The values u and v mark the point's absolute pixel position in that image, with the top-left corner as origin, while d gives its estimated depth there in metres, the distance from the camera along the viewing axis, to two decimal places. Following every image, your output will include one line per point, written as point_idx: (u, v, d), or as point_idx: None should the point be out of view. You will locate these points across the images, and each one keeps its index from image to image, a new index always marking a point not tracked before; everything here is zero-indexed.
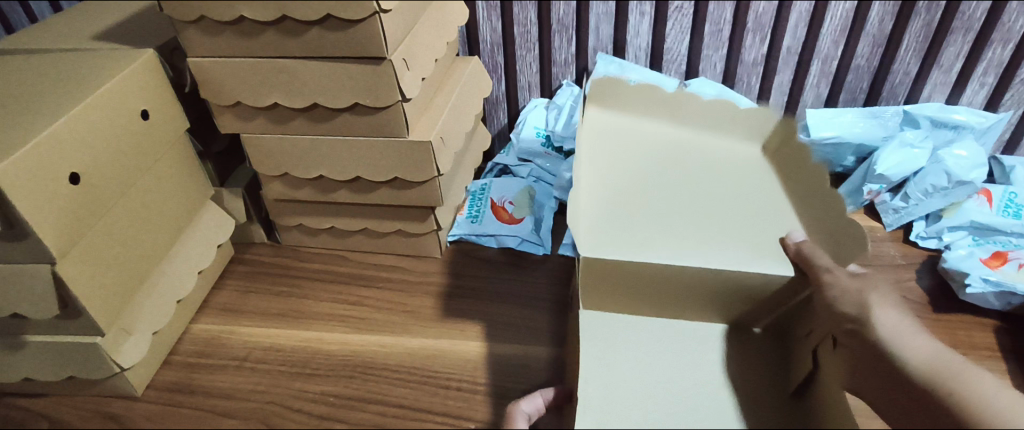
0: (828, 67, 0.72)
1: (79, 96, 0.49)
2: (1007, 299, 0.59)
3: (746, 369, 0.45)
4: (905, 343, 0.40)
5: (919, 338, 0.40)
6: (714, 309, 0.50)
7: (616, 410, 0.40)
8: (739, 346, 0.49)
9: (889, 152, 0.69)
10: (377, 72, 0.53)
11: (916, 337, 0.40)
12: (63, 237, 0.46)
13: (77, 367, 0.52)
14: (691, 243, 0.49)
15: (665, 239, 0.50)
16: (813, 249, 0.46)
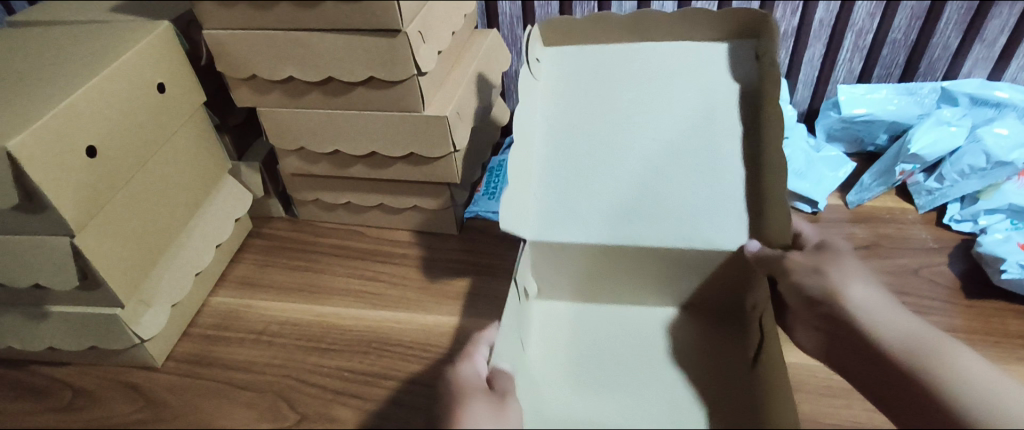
0: (862, 41, 0.69)
1: (94, 68, 0.49)
2: None
3: (694, 353, 0.54)
4: (883, 318, 0.48)
5: (897, 311, 0.49)
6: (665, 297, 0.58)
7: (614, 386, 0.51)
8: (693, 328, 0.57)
9: (925, 130, 0.66)
10: (393, 45, 0.52)
11: (890, 311, 0.49)
12: (81, 210, 0.47)
13: (99, 337, 0.53)
14: (634, 220, 0.55)
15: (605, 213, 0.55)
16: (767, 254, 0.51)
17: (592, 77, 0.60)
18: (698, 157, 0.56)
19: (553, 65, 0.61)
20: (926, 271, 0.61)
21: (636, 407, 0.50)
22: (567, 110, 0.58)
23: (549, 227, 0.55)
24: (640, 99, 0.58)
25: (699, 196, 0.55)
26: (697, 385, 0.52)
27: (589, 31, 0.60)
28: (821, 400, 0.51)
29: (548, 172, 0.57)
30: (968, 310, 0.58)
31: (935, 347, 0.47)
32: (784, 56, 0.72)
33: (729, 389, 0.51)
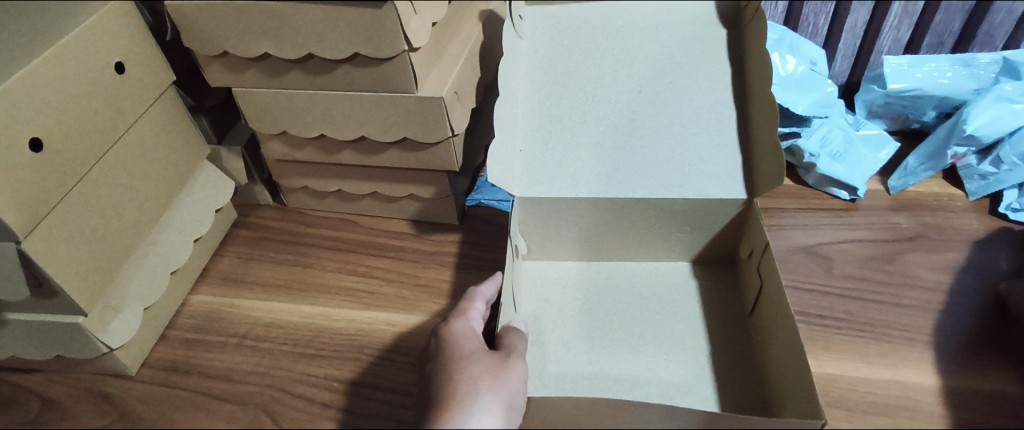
0: (913, 6, 0.61)
1: (38, 47, 0.43)
2: None
3: (714, 311, 0.56)
4: None
5: None
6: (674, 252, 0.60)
7: (632, 340, 0.53)
8: (704, 277, 0.59)
9: (981, 107, 0.58)
10: (379, 16, 0.45)
11: None
12: (26, 212, 0.41)
13: (64, 347, 0.48)
14: (623, 175, 0.55)
15: (597, 168, 0.55)
16: None
17: (579, 33, 0.60)
18: (689, 113, 0.56)
19: (535, 30, 0.61)
20: (981, 268, 0.55)
21: (638, 339, 0.53)
22: (553, 66, 0.59)
23: (537, 183, 0.55)
24: (629, 56, 0.59)
25: (691, 151, 0.55)
26: (694, 322, 0.55)
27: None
28: (865, 419, 0.45)
29: (535, 127, 0.57)
30: None
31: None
32: (822, 22, 0.65)
33: (727, 327, 0.54)
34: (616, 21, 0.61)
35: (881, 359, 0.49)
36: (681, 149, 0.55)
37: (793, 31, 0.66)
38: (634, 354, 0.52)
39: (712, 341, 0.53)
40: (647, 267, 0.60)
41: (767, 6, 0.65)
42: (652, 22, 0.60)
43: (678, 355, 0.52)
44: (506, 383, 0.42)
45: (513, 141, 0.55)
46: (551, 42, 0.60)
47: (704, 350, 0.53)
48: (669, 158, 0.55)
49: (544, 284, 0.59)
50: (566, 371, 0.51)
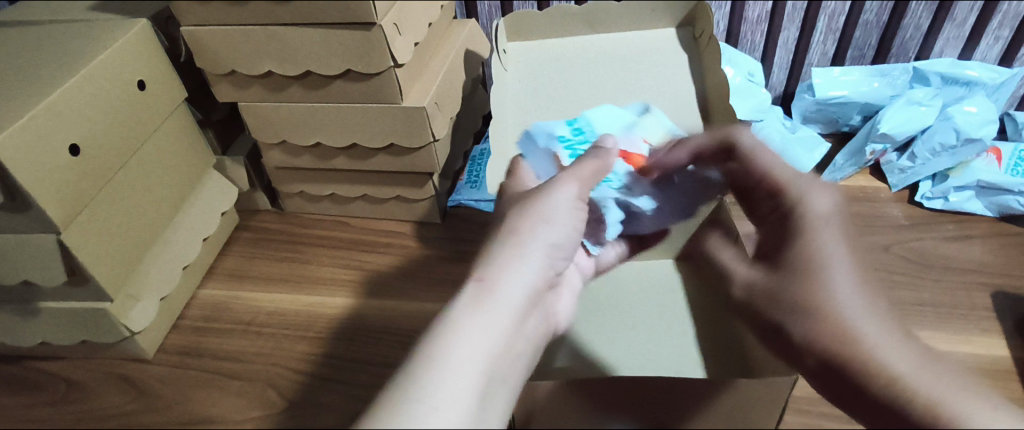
0: (835, 23, 0.70)
1: (74, 67, 0.50)
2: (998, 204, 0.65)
3: (699, 306, 0.59)
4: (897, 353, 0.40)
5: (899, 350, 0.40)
6: (656, 252, 0.63)
7: (623, 341, 0.57)
8: (687, 274, 0.62)
9: (896, 111, 0.67)
10: (368, 38, 0.53)
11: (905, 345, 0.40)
12: (66, 209, 0.48)
13: (89, 332, 0.54)
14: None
15: None
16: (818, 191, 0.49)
17: (558, 63, 0.66)
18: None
19: (516, 57, 0.67)
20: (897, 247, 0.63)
21: (628, 331, 0.57)
22: (537, 94, 0.65)
23: None
24: (607, 83, 0.64)
25: None
26: (677, 314, 0.59)
27: (545, 25, 0.66)
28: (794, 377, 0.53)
29: None
30: (937, 284, 0.59)
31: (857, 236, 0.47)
32: (759, 39, 0.74)
33: (707, 316, 0.58)
34: (592, 52, 0.66)
35: None
36: None
37: (735, 46, 0.75)
38: (622, 346, 0.56)
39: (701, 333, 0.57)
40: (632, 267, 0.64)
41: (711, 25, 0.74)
42: (624, 53, 0.66)
43: (665, 345, 0.56)
44: (529, 279, 0.41)
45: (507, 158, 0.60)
46: (534, 74, 0.66)
47: (688, 339, 0.57)
48: None
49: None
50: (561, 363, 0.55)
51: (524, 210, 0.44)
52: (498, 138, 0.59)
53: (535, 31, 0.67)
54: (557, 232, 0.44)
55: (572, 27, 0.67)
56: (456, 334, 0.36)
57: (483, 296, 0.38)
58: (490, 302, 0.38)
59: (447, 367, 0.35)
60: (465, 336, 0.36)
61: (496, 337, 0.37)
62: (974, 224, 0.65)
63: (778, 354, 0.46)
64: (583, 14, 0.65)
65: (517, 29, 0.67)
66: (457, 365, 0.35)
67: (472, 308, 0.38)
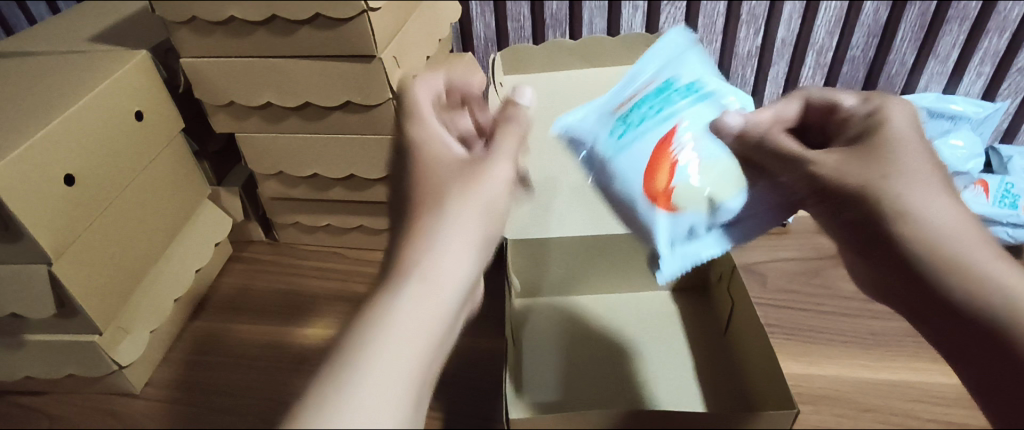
0: (823, 59, 0.72)
1: (72, 98, 0.50)
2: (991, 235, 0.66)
3: (696, 337, 0.59)
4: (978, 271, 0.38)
5: (974, 242, 0.39)
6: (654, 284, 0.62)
7: (620, 377, 0.55)
8: (685, 303, 0.62)
9: None
10: (368, 70, 0.53)
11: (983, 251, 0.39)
12: (58, 239, 0.47)
13: (77, 364, 0.53)
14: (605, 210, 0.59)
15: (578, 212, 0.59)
16: (885, 113, 0.41)
17: (552, 97, 0.67)
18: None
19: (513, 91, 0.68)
20: None
21: (626, 365, 0.56)
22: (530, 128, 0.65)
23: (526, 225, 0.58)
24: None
25: None
26: (677, 347, 0.58)
27: (541, 58, 0.68)
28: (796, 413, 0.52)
29: None
30: None
31: (970, 245, 0.39)
32: (750, 73, 0.75)
33: (707, 348, 0.58)
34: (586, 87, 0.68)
35: (807, 357, 0.56)
36: None
37: (727, 80, 0.76)
38: (616, 382, 0.55)
39: (699, 363, 0.56)
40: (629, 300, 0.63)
41: None
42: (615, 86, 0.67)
43: (662, 377, 0.55)
44: (471, 234, 0.32)
45: None
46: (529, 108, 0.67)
47: (688, 371, 0.56)
48: None
49: (529, 313, 0.62)
50: (552, 397, 0.54)
51: (456, 167, 0.35)
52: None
53: (532, 66, 0.69)
54: (493, 200, 0.34)
55: (565, 61, 0.68)
56: (374, 363, 0.27)
57: (417, 292, 0.30)
58: (415, 310, 0.29)
59: (368, 383, 0.27)
60: (387, 366, 0.27)
61: (428, 329, 0.29)
62: None
63: (780, 385, 0.45)
64: (576, 50, 0.67)
65: (513, 64, 0.69)
66: (388, 386, 0.27)
67: (410, 303, 0.29)
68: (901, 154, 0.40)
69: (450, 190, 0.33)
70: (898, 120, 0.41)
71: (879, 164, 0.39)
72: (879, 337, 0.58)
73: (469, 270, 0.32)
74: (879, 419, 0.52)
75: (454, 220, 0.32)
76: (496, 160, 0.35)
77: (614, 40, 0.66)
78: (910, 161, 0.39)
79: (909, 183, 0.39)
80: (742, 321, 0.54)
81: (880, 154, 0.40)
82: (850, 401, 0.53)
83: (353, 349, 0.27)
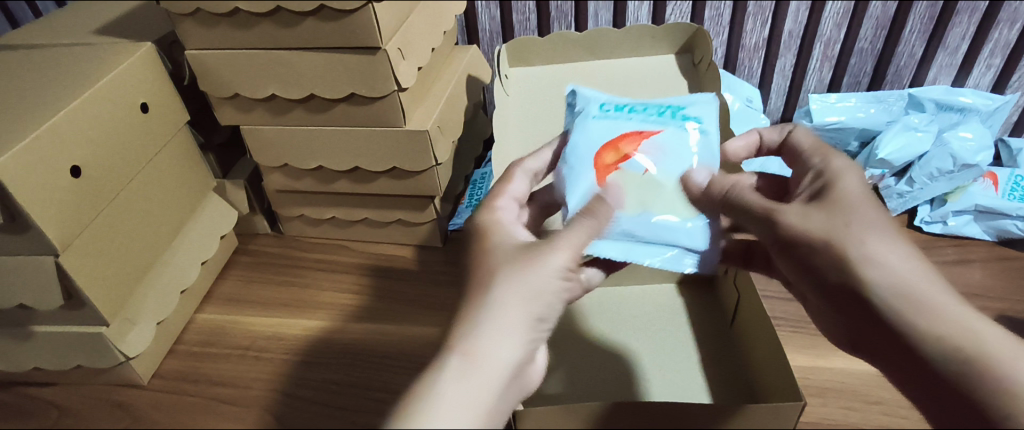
0: (830, 51, 0.72)
1: (78, 90, 0.50)
2: (1000, 228, 0.65)
3: (704, 329, 0.58)
4: (937, 314, 0.40)
5: (936, 289, 0.41)
6: (660, 277, 0.62)
7: (626, 370, 0.55)
8: (692, 295, 0.62)
9: (893, 135, 0.68)
10: (373, 62, 0.53)
11: (943, 296, 0.41)
12: (65, 230, 0.47)
13: (83, 356, 0.53)
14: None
15: None
16: (840, 171, 0.43)
17: (558, 90, 0.67)
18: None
19: (517, 84, 0.68)
20: None
21: (633, 358, 0.56)
22: (537, 123, 0.65)
23: None
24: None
25: None
26: (684, 340, 0.57)
27: (546, 51, 0.67)
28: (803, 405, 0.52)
29: None
30: None
31: (932, 291, 0.41)
32: (757, 65, 0.75)
33: (714, 340, 0.57)
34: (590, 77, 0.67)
35: (814, 349, 0.56)
36: None
37: (733, 72, 0.76)
38: (621, 375, 0.55)
39: (706, 357, 0.56)
40: (635, 293, 0.63)
41: None
42: (622, 80, 0.66)
43: (668, 371, 0.55)
44: (523, 318, 0.37)
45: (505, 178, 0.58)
46: (535, 103, 0.66)
47: (694, 365, 0.55)
48: None
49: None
50: (558, 392, 0.54)
51: (509, 254, 0.39)
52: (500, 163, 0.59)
53: (536, 59, 0.68)
54: (545, 284, 0.38)
55: (570, 54, 0.68)
56: (434, 410, 0.33)
57: (466, 370, 0.35)
58: (463, 381, 0.35)
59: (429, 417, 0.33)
60: None
61: (482, 398, 0.35)
62: (975, 249, 0.65)
63: (786, 378, 0.45)
64: (582, 42, 0.67)
65: (517, 57, 0.68)
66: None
67: (458, 381, 0.34)
68: (867, 213, 0.41)
69: (499, 282, 0.38)
70: (850, 179, 0.42)
71: (841, 214, 0.41)
72: None
73: (516, 351, 0.36)
74: (885, 411, 0.51)
75: (507, 307, 0.37)
76: (550, 251, 0.39)
77: (620, 33, 0.65)
78: (864, 220, 0.41)
79: (869, 240, 0.41)
80: (747, 313, 0.54)
81: (850, 212, 0.41)
82: (857, 394, 0.53)
83: (416, 401, 0.34)
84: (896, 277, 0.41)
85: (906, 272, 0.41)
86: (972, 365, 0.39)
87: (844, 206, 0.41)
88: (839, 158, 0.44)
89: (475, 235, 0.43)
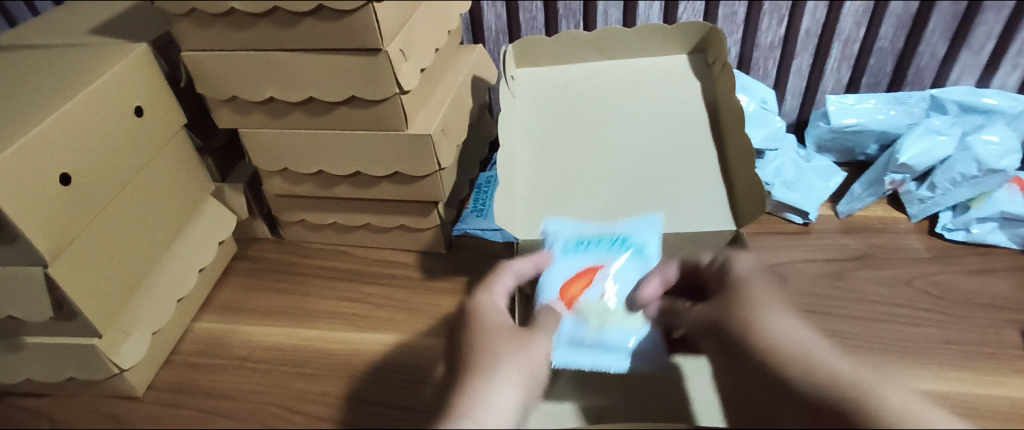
0: (849, 51, 0.69)
1: (68, 94, 0.49)
2: None
3: None
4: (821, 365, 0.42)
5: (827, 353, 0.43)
6: None
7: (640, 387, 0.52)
8: None
9: (913, 140, 0.65)
10: (374, 64, 0.51)
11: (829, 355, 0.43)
12: (54, 240, 0.46)
13: (75, 368, 0.52)
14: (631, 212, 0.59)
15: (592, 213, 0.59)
16: (737, 255, 0.52)
17: (567, 91, 0.64)
18: (672, 161, 0.60)
19: (524, 84, 0.65)
20: (917, 283, 0.60)
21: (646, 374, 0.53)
22: (546, 124, 0.63)
23: (540, 230, 0.59)
24: (618, 112, 0.62)
25: (680, 187, 0.59)
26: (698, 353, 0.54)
27: (553, 50, 0.64)
28: None
29: (530, 176, 0.60)
30: (964, 322, 0.57)
31: (819, 352, 0.43)
32: (772, 65, 0.72)
33: None
34: (599, 76, 0.65)
35: None
36: (666, 190, 0.59)
37: (747, 72, 0.73)
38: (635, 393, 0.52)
39: None
40: None
41: None
42: (637, 80, 0.64)
43: (673, 389, 0.52)
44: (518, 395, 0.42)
45: (514, 191, 0.59)
46: (543, 103, 0.64)
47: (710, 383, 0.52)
48: (660, 195, 0.59)
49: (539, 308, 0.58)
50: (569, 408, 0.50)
51: (506, 336, 0.45)
52: (507, 170, 0.58)
53: (543, 58, 0.65)
54: (536, 365, 0.45)
55: (578, 53, 0.65)
56: None
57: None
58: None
59: None
60: None
61: None
62: (998, 258, 0.63)
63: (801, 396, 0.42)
64: (591, 41, 0.64)
65: (523, 57, 0.65)
66: None
67: None
68: (759, 295, 0.48)
69: (499, 365, 0.42)
70: (743, 269, 0.51)
71: (723, 295, 0.50)
72: (909, 344, 0.55)
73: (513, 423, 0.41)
74: None
75: (507, 383, 0.42)
76: (537, 341, 0.47)
77: (630, 32, 0.63)
78: (760, 294, 0.48)
79: (767, 317, 0.47)
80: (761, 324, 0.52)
81: (722, 289, 0.51)
82: None
83: None
84: (792, 342, 0.45)
85: (806, 344, 0.44)
86: (853, 405, 0.39)
87: (723, 289, 0.51)
88: (744, 256, 0.52)
89: (470, 317, 0.47)
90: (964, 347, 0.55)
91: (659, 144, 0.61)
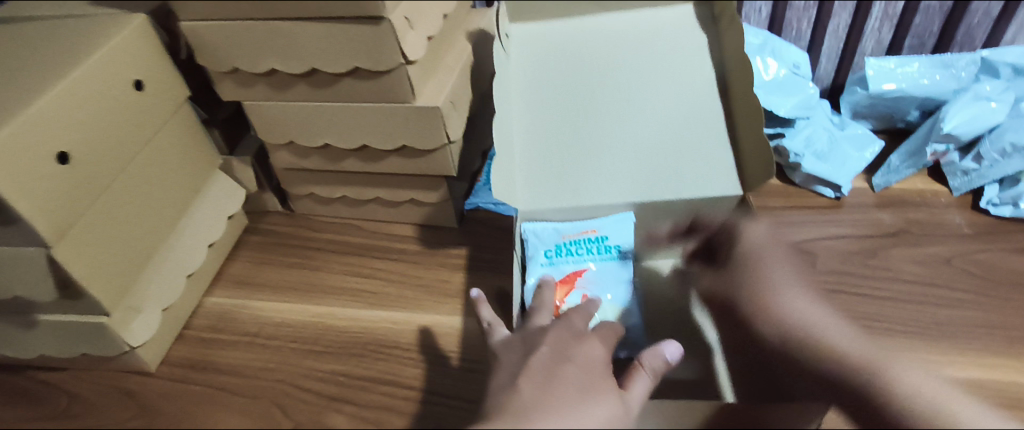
0: (892, 9, 0.64)
1: (64, 69, 0.47)
2: None
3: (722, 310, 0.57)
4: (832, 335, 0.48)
5: (823, 317, 0.50)
6: None
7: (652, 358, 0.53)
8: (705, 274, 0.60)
9: (960, 107, 0.60)
10: (377, 34, 0.48)
11: (833, 328, 0.49)
12: (57, 221, 0.45)
13: (88, 345, 0.52)
14: (644, 179, 0.55)
15: (591, 172, 0.56)
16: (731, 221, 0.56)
17: (565, 50, 0.62)
18: (681, 119, 0.57)
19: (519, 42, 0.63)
20: (956, 262, 0.57)
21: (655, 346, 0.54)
22: (545, 84, 0.60)
23: (537, 191, 0.56)
24: (619, 71, 0.60)
25: (683, 141, 0.56)
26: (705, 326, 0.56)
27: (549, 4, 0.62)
28: None
29: (526, 136, 0.58)
30: (1005, 305, 0.53)
31: (823, 326, 0.49)
32: (806, 26, 0.67)
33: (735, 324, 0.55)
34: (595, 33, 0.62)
35: None
36: (670, 144, 0.56)
37: (778, 35, 0.68)
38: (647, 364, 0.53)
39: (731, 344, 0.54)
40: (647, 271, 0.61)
41: (751, 12, 0.67)
42: (641, 37, 0.61)
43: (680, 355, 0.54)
44: None
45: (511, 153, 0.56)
46: (538, 62, 0.61)
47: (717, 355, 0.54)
48: (663, 152, 0.56)
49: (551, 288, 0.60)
50: None
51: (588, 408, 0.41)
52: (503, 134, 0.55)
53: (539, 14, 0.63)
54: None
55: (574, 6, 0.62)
56: None
57: None
58: None
59: None
60: None
61: None
62: None
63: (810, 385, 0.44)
64: None
65: (517, 12, 0.63)
66: None
67: None
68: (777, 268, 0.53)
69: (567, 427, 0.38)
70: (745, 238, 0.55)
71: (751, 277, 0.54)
72: (945, 328, 0.52)
73: None
74: None
75: None
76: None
77: None
78: (776, 268, 0.53)
79: (783, 295, 0.52)
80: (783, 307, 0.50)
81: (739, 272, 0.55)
82: None
83: None
84: (805, 320, 0.50)
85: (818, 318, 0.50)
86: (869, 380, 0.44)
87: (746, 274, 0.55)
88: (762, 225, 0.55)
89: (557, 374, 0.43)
90: (1005, 334, 0.51)
91: (662, 101, 0.58)
